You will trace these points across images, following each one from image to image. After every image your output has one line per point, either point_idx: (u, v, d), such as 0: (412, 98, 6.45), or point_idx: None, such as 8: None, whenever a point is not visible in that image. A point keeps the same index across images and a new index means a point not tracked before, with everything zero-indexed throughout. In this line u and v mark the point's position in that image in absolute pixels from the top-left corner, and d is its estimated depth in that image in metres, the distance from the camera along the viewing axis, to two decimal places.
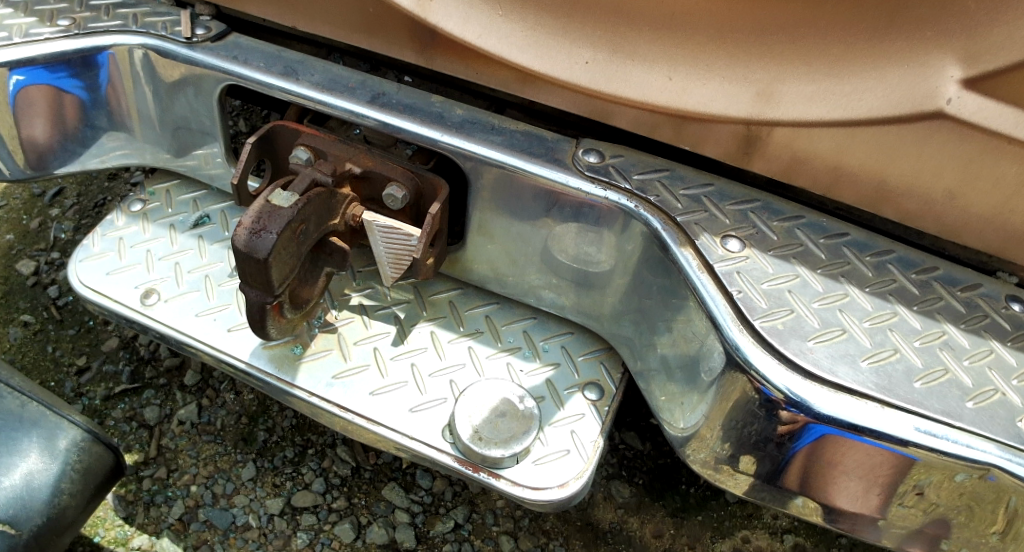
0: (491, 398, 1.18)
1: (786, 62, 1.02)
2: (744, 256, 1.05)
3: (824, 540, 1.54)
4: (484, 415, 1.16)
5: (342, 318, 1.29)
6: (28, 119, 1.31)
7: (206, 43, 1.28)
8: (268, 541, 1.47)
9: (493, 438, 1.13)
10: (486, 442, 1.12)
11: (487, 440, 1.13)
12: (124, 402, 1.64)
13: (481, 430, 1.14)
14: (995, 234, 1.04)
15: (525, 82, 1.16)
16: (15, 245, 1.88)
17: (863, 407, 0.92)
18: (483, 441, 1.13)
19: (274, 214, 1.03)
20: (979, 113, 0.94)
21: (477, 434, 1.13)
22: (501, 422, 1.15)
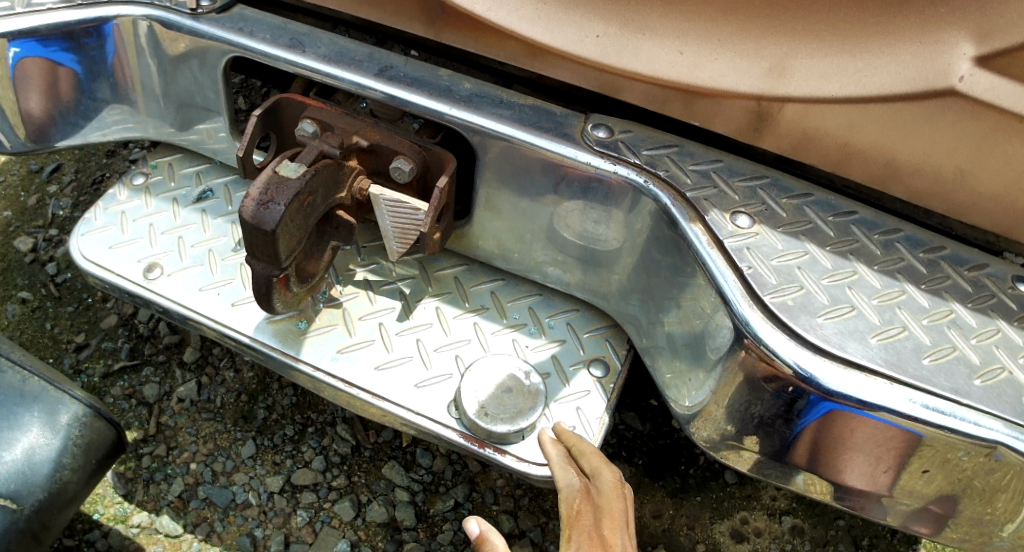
0: (498, 375, 1.18)
1: (800, 38, 1.02)
2: (754, 232, 1.05)
3: (822, 521, 1.54)
4: (490, 392, 1.16)
5: (347, 293, 1.28)
6: (26, 92, 1.29)
7: (211, 14, 1.26)
8: (268, 518, 1.47)
9: (500, 413, 1.13)
10: (492, 418, 1.13)
11: (493, 415, 1.13)
12: (123, 379, 1.63)
13: (488, 407, 1.14)
14: (1002, 214, 1.04)
15: (534, 56, 1.15)
16: (12, 222, 1.87)
17: (872, 384, 0.92)
18: (488, 416, 1.13)
19: (282, 186, 1.02)
20: (991, 90, 0.93)
21: (484, 410, 1.13)
22: (509, 399, 1.16)
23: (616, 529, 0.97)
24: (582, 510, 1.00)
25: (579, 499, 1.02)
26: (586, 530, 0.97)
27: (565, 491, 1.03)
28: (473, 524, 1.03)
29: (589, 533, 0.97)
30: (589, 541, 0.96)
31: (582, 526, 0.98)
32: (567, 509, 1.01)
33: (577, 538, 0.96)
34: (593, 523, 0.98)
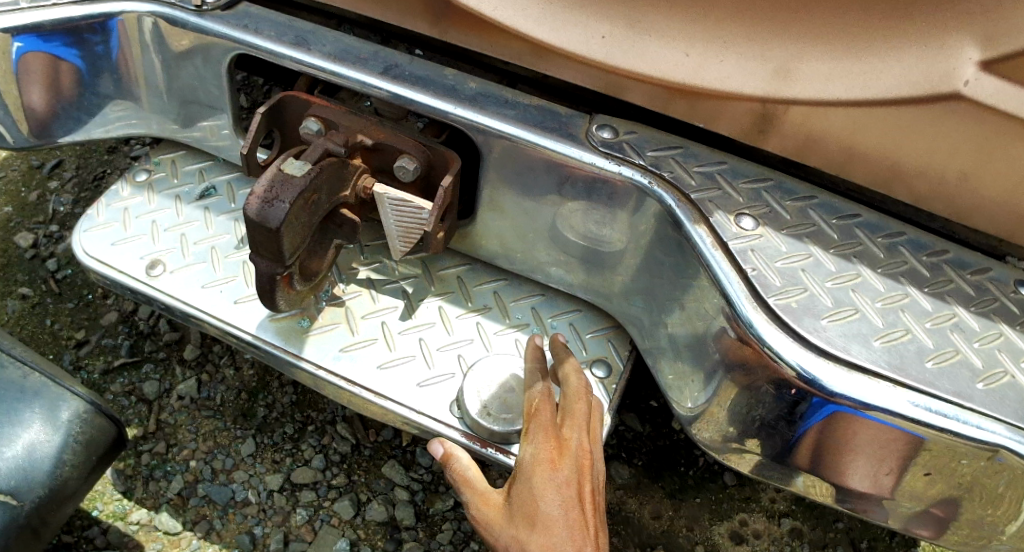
0: (504, 374, 1.17)
1: (806, 40, 1.02)
2: (758, 234, 1.05)
3: (821, 523, 1.54)
4: (495, 392, 1.15)
5: (350, 292, 1.28)
6: (28, 86, 1.30)
7: (216, 11, 1.25)
8: (267, 516, 1.47)
9: (502, 414, 1.13)
10: (495, 418, 1.13)
11: (496, 415, 1.13)
12: (123, 375, 1.63)
13: (491, 407, 1.14)
14: (1005, 218, 1.04)
15: (539, 56, 1.15)
16: (13, 217, 1.86)
17: (875, 386, 0.92)
18: (490, 416, 1.13)
19: (287, 183, 1.02)
20: (996, 95, 0.94)
21: (486, 410, 1.14)
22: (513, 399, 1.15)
23: (573, 425, 1.03)
24: (542, 407, 1.05)
25: (539, 397, 1.07)
26: (543, 424, 1.02)
27: (529, 394, 1.09)
28: (438, 445, 1.07)
29: (547, 429, 1.01)
30: (544, 434, 1.01)
31: (541, 421, 1.03)
32: (529, 408, 1.07)
33: (534, 432, 1.02)
34: (551, 419, 1.03)
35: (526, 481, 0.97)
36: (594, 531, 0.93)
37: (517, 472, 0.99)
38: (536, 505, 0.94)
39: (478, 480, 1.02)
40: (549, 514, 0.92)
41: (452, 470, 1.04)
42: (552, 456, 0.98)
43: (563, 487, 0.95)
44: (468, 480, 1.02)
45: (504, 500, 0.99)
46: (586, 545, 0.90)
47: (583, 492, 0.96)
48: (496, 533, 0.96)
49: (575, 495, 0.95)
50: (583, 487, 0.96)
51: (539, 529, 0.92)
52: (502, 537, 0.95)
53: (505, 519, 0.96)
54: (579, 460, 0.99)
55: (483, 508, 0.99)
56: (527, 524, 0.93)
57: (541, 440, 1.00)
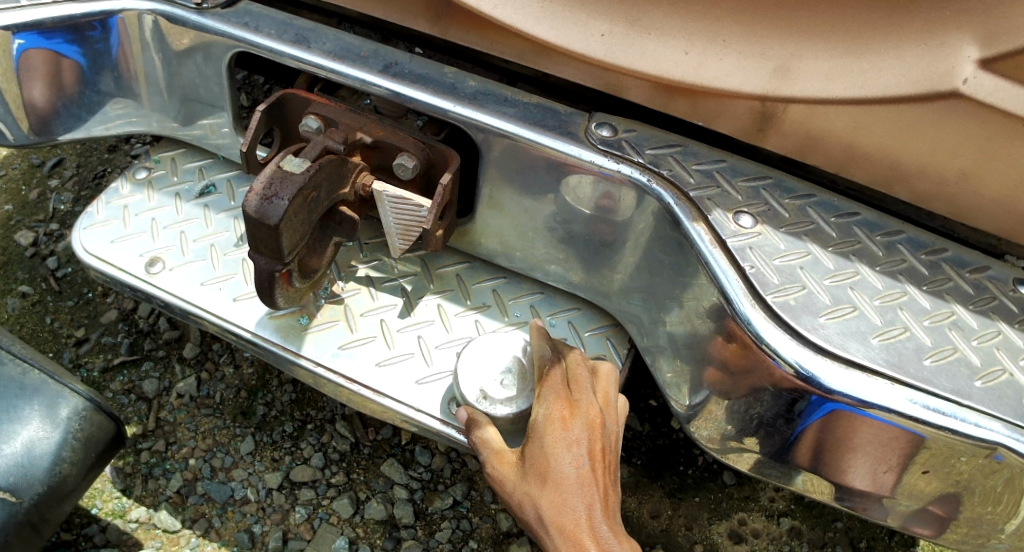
0: (501, 356, 1.16)
1: (806, 38, 1.02)
2: (756, 232, 1.05)
3: (821, 523, 1.54)
4: (492, 375, 1.14)
5: (349, 289, 1.29)
6: (29, 82, 1.29)
7: (217, 9, 1.25)
8: (267, 515, 1.48)
9: (499, 396, 1.12)
10: (492, 401, 1.12)
11: (493, 398, 1.12)
12: (123, 373, 1.63)
13: (488, 390, 1.13)
14: (1004, 217, 1.04)
15: (539, 54, 1.15)
16: (13, 216, 1.87)
17: (872, 384, 0.92)
18: (488, 399, 1.12)
19: (286, 180, 1.02)
20: (995, 93, 0.93)
21: (484, 394, 1.13)
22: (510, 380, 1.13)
23: (582, 388, 1.06)
24: (553, 371, 1.08)
25: (549, 364, 1.10)
26: (555, 387, 1.06)
27: (538, 360, 1.11)
28: (460, 410, 1.11)
29: (558, 391, 1.05)
30: (556, 396, 1.04)
31: (552, 385, 1.06)
32: (539, 373, 1.10)
33: (545, 393, 1.05)
34: (562, 381, 1.06)
35: (539, 440, 1.02)
36: (602, 486, 1.00)
37: (530, 431, 1.03)
38: (548, 464, 0.99)
39: (494, 439, 1.07)
40: (561, 472, 0.98)
41: (472, 432, 1.09)
42: (563, 416, 1.02)
43: (574, 447, 1.00)
44: (484, 439, 1.07)
45: (517, 458, 1.04)
46: (594, 501, 0.98)
47: (593, 450, 1.01)
48: (510, 488, 1.03)
49: (585, 453, 1.00)
50: (593, 445, 1.01)
51: (551, 486, 0.98)
52: (516, 492, 1.02)
53: (518, 475, 1.02)
54: (590, 419, 1.03)
55: (497, 465, 1.04)
56: (539, 481, 1.00)
57: (552, 402, 1.04)
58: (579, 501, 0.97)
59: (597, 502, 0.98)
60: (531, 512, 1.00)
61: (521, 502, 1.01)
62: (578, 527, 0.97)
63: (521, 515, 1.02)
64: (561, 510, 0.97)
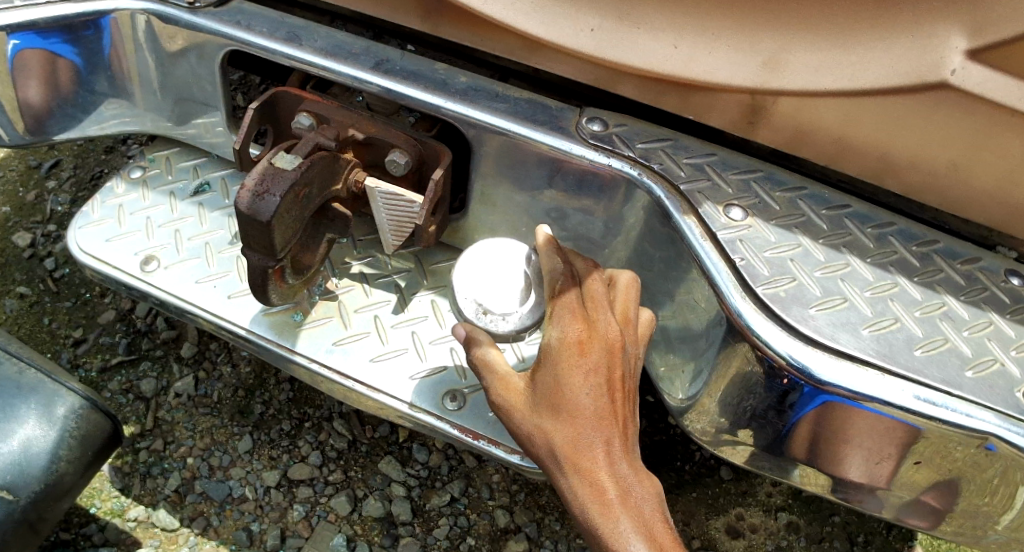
0: (500, 269, 1.15)
1: (794, 31, 1.02)
2: (747, 224, 1.06)
3: (818, 517, 1.54)
4: (492, 290, 1.14)
5: (343, 286, 1.29)
6: (25, 81, 1.29)
7: (209, 8, 1.26)
8: (265, 513, 1.48)
9: (500, 310, 1.12)
10: (492, 315, 1.12)
11: (492, 312, 1.12)
12: (120, 373, 1.64)
13: (489, 304, 1.12)
14: (995, 208, 1.04)
15: (531, 49, 1.15)
16: (10, 217, 1.87)
17: (863, 374, 0.93)
18: (488, 314, 1.12)
19: (277, 176, 1.03)
20: (984, 84, 0.94)
21: (483, 308, 1.13)
22: (510, 295, 1.14)
23: (599, 308, 0.98)
24: (567, 290, 1.00)
25: (562, 279, 1.02)
26: (570, 306, 0.98)
27: (550, 274, 1.04)
28: (459, 328, 1.04)
29: (574, 311, 0.97)
30: (572, 316, 0.96)
31: (567, 304, 0.98)
32: (552, 290, 1.02)
33: (560, 314, 0.97)
34: (577, 300, 0.99)
35: (552, 366, 0.94)
36: (620, 418, 0.93)
37: (542, 355, 0.96)
38: (562, 393, 0.92)
39: (499, 363, 1.00)
40: (577, 403, 0.91)
41: (475, 356, 1.02)
42: (580, 340, 0.94)
43: (592, 375, 0.92)
44: (489, 365, 1.00)
45: (527, 385, 0.97)
46: (611, 436, 0.92)
47: (611, 378, 0.94)
48: (519, 419, 0.95)
49: (603, 383, 0.93)
50: (611, 372, 0.94)
51: (566, 418, 0.91)
52: (526, 424, 0.95)
53: (528, 405, 0.95)
54: (609, 343, 0.95)
55: (503, 393, 0.97)
56: (552, 412, 0.92)
57: (568, 323, 0.96)
58: (596, 436, 0.91)
59: (614, 436, 0.92)
60: (543, 447, 0.93)
61: (531, 436, 0.94)
62: (595, 464, 0.90)
63: (530, 448, 0.95)
64: (575, 445, 0.91)
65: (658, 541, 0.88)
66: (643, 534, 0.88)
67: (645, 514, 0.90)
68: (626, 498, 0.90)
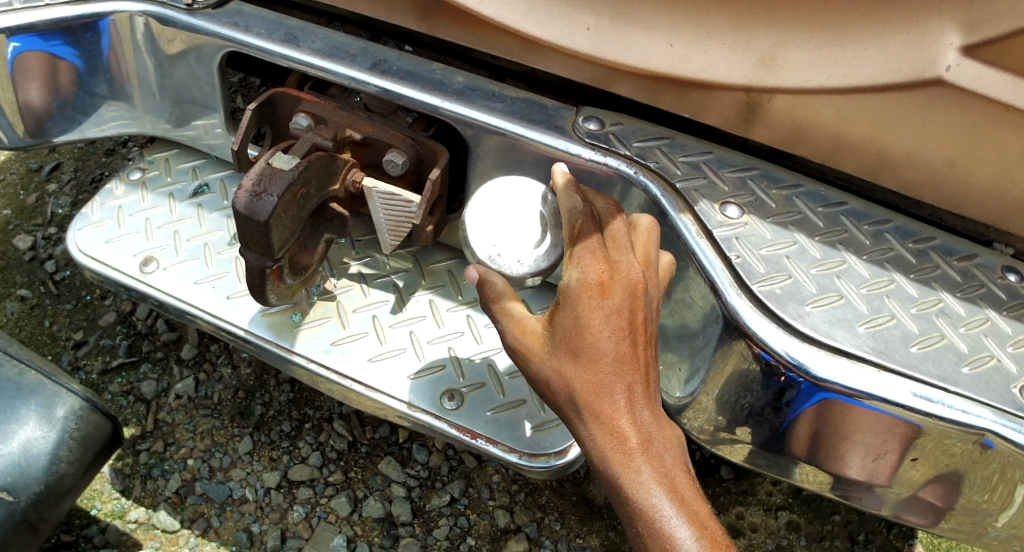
0: (513, 210, 1.10)
1: (789, 29, 1.02)
2: (743, 222, 1.06)
3: (819, 517, 1.54)
4: (506, 233, 1.09)
5: (341, 286, 1.30)
6: (25, 83, 1.30)
7: (208, 9, 1.26)
8: (265, 514, 1.48)
9: (515, 255, 1.08)
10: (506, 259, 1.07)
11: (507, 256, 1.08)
12: (121, 376, 1.64)
13: (503, 249, 1.08)
14: (991, 205, 1.04)
15: (527, 49, 1.16)
16: (11, 220, 1.88)
17: (859, 371, 0.93)
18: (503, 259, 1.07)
19: (275, 176, 1.03)
20: (978, 80, 0.94)
21: (497, 253, 1.08)
22: (525, 237, 1.09)
23: (620, 249, 0.96)
24: (585, 229, 0.99)
25: (581, 219, 1.00)
26: (591, 247, 0.96)
27: (568, 214, 1.02)
28: (471, 270, 1.01)
29: (595, 251, 0.95)
30: (593, 257, 0.94)
31: (587, 244, 0.96)
32: (571, 231, 1.00)
33: (581, 256, 0.96)
34: (598, 241, 0.97)
35: (572, 309, 0.92)
36: (641, 363, 0.90)
37: (561, 297, 0.93)
38: (582, 336, 0.90)
39: (516, 307, 0.98)
40: (598, 346, 0.89)
41: (488, 299, 0.99)
42: (602, 281, 0.92)
43: (613, 317, 0.90)
44: (506, 308, 0.98)
45: (544, 329, 0.95)
46: (632, 381, 0.89)
47: (633, 321, 0.91)
48: (536, 363, 0.93)
49: (624, 326, 0.90)
50: (633, 315, 0.91)
51: (586, 361, 0.89)
52: (544, 368, 0.92)
53: (546, 348, 0.93)
54: (631, 285, 0.92)
55: (519, 337, 0.95)
56: (571, 355, 0.90)
57: (589, 264, 0.94)
58: (616, 381, 0.88)
59: (636, 381, 0.89)
60: (562, 392, 0.90)
61: (549, 381, 0.92)
62: (616, 411, 0.87)
63: (549, 393, 0.93)
64: (595, 389, 0.88)
65: (680, 491, 0.86)
66: (665, 485, 0.85)
67: (666, 464, 0.87)
68: (648, 446, 0.87)
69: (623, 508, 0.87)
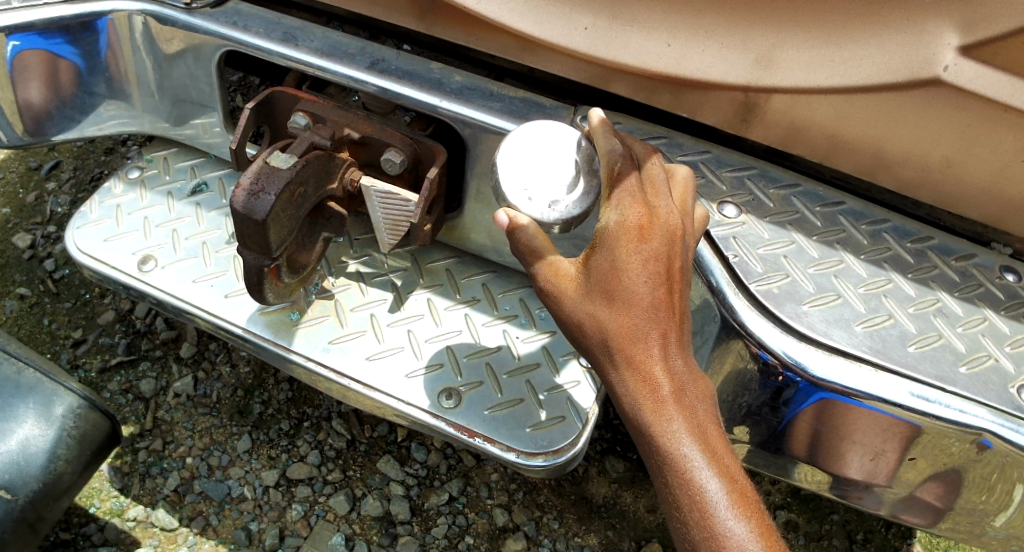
0: (550, 153, 1.03)
1: (786, 29, 1.02)
2: (741, 222, 1.06)
3: (816, 516, 1.54)
4: (540, 176, 1.02)
5: (340, 285, 1.30)
6: (25, 82, 1.30)
7: (205, 8, 1.26)
8: (263, 512, 1.48)
9: (548, 199, 1.01)
10: (538, 204, 1.01)
11: (539, 201, 1.01)
12: (120, 374, 1.64)
13: (535, 193, 1.01)
14: (989, 204, 1.04)
15: (525, 49, 1.16)
16: (10, 219, 1.88)
17: (855, 370, 0.93)
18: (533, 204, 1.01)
19: (272, 175, 1.03)
20: (976, 80, 0.94)
21: (529, 195, 1.01)
22: (560, 180, 1.02)
23: (659, 193, 0.92)
24: (625, 172, 0.95)
25: (620, 161, 0.96)
26: (629, 191, 0.92)
27: (607, 156, 0.98)
28: (500, 214, 0.96)
29: (633, 195, 0.91)
30: (632, 200, 0.91)
31: (626, 187, 0.93)
32: (609, 172, 0.96)
33: (620, 198, 0.92)
34: (636, 184, 0.93)
35: (608, 251, 0.88)
36: (676, 311, 0.87)
37: (597, 240, 0.90)
38: (618, 279, 0.86)
39: (548, 247, 0.95)
40: (634, 291, 0.85)
41: (517, 241, 0.95)
42: (640, 224, 0.88)
43: (650, 262, 0.86)
44: (536, 251, 0.93)
45: (578, 272, 0.91)
46: (667, 329, 0.86)
47: (670, 268, 0.88)
48: (568, 307, 0.90)
49: (662, 271, 0.87)
50: (671, 260, 0.88)
51: (621, 306, 0.86)
52: (576, 312, 0.89)
53: (580, 291, 0.89)
54: (669, 230, 0.89)
55: (552, 280, 0.92)
56: (605, 299, 0.87)
57: (628, 207, 0.91)
58: (651, 328, 0.85)
59: (670, 329, 0.86)
60: (594, 336, 0.87)
61: (581, 324, 0.89)
62: (649, 357, 0.85)
63: (579, 336, 0.90)
64: (629, 335, 0.85)
65: (711, 444, 0.84)
66: (696, 436, 0.83)
67: (698, 415, 0.85)
68: (680, 396, 0.85)
69: (651, 457, 0.84)
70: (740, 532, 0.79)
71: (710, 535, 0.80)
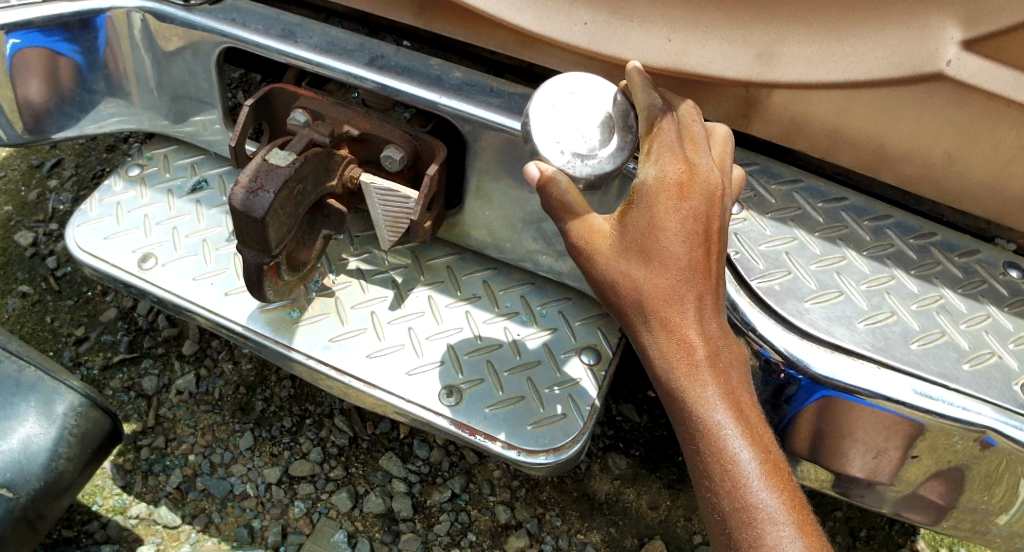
0: (586, 105, 1.02)
1: (786, 24, 1.01)
2: (742, 218, 1.07)
3: (820, 513, 1.54)
4: (571, 128, 1.02)
5: (340, 282, 1.29)
6: (25, 80, 1.29)
7: (204, 5, 1.26)
8: (266, 509, 1.48)
9: (580, 152, 1.01)
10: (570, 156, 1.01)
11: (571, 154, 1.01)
12: (122, 371, 1.64)
13: (567, 146, 1.01)
14: (992, 200, 1.03)
15: (525, 45, 1.15)
16: (13, 216, 1.88)
17: (858, 368, 0.92)
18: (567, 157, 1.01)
19: (271, 172, 1.03)
20: (979, 74, 0.93)
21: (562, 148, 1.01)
22: (592, 133, 1.02)
23: (699, 149, 0.91)
24: (664, 125, 0.93)
25: (661, 116, 0.95)
26: (668, 146, 0.91)
27: (647, 111, 0.96)
28: (532, 168, 0.95)
29: (673, 150, 0.91)
30: (673, 156, 0.90)
31: (664, 141, 0.92)
32: (648, 127, 0.95)
33: (659, 152, 0.91)
34: (676, 138, 0.92)
35: (646, 208, 0.87)
36: (712, 273, 0.87)
37: (634, 196, 0.89)
38: (655, 238, 0.86)
39: (578, 205, 0.93)
40: (670, 251, 0.85)
41: (549, 195, 0.94)
42: (681, 182, 0.87)
43: (689, 221, 0.86)
44: (569, 206, 0.93)
45: (612, 230, 0.90)
46: (703, 293, 0.86)
47: (708, 227, 0.87)
48: (601, 265, 0.89)
49: (700, 231, 0.86)
50: (709, 220, 0.87)
51: (657, 266, 0.85)
52: (609, 270, 0.88)
53: (614, 249, 0.88)
54: (709, 189, 0.88)
55: (584, 237, 0.91)
56: (641, 258, 0.86)
57: (667, 163, 0.90)
58: (687, 290, 0.85)
59: (706, 292, 0.86)
60: (627, 296, 0.87)
61: (614, 283, 0.88)
62: (684, 320, 0.85)
63: (610, 295, 0.89)
64: (665, 296, 0.85)
65: (743, 410, 0.84)
66: (728, 402, 0.83)
67: (731, 382, 0.85)
68: (714, 360, 0.85)
69: (680, 423, 0.85)
70: (771, 503, 0.79)
71: (739, 505, 0.80)
